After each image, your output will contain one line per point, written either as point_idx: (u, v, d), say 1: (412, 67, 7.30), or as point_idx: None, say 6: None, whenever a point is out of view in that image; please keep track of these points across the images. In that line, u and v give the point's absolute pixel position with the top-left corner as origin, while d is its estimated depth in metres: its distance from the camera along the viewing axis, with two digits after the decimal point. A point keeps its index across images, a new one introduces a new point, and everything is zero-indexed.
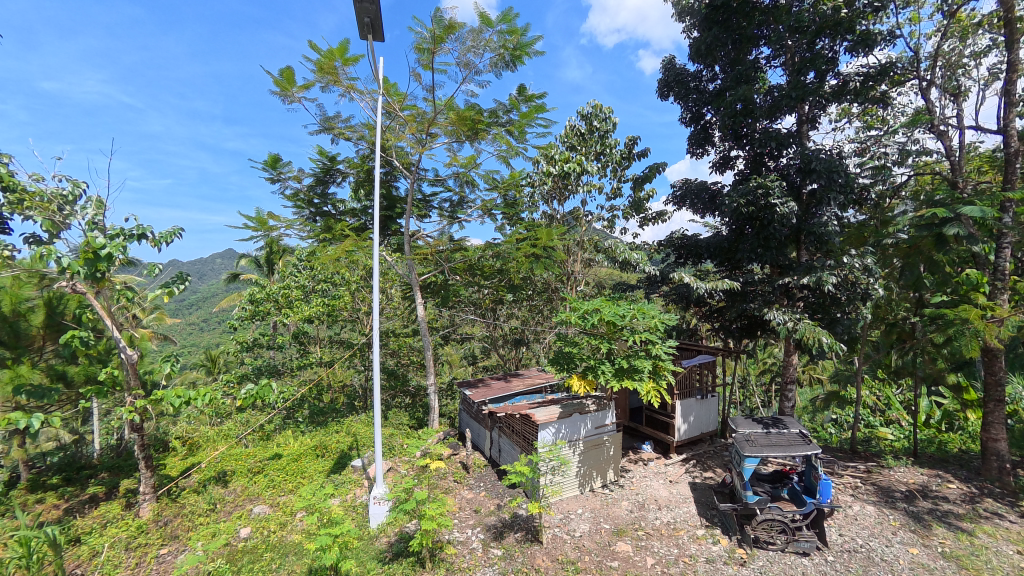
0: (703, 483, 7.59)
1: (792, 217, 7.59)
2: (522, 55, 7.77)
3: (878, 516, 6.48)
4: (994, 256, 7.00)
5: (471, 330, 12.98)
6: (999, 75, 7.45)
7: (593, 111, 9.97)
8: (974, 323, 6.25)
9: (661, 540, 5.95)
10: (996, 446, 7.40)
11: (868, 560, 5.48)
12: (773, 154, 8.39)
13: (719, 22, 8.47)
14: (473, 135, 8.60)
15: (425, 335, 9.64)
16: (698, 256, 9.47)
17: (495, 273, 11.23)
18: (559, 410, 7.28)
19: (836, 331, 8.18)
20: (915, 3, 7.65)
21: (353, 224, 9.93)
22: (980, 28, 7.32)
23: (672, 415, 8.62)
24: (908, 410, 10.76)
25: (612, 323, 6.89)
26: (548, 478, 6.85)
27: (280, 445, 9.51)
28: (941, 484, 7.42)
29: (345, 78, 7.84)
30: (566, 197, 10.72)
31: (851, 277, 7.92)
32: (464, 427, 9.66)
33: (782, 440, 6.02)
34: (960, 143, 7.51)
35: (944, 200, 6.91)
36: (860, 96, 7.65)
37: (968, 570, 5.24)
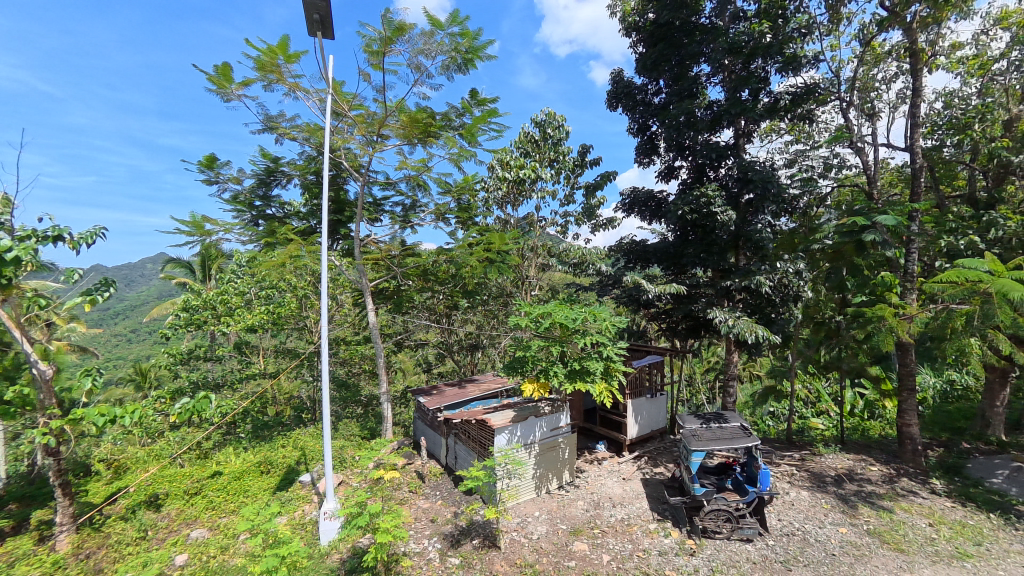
0: (654, 479, 7.86)
1: (732, 224, 8.09)
2: (475, 58, 7.77)
3: (812, 500, 7.00)
4: (903, 260, 7.86)
5: (425, 336, 12.72)
6: (905, 100, 8.40)
7: (547, 119, 10.14)
8: (889, 320, 6.92)
9: (616, 536, 6.10)
10: (910, 430, 8.23)
11: (804, 542, 5.90)
12: (714, 165, 8.92)
13: (664, 39, 8.92)
14: (424, 139, 8.47)
15: (377, 342, 9.28)
16: (646, 260, 9.87)
17: (450, 278, 10.83)
18: (515, 413, 7.32)
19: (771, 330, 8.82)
20: (836, 32, 8.45)
21: (299, 227, 9.49)
22: (890, 56, 8.21)
23: (625, 414, 8.91)
24: (836, 402, 11.72)
25: (565, 326, 6.97)
26: (504, 483, 6.85)
27: (220, 463, 8.89)
28: (865, 467, 8.15)
29: (290, 76, 7.53)
30: (521, 202, 10.77)
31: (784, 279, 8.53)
32: (419, 435, 9.47)
33: (726, 433, 6.34)
34: (875, 159, 8.34)
35: (862, 209, 7.61)
36: (788, 113, 8.30)
37: (889, 544, 5.78)
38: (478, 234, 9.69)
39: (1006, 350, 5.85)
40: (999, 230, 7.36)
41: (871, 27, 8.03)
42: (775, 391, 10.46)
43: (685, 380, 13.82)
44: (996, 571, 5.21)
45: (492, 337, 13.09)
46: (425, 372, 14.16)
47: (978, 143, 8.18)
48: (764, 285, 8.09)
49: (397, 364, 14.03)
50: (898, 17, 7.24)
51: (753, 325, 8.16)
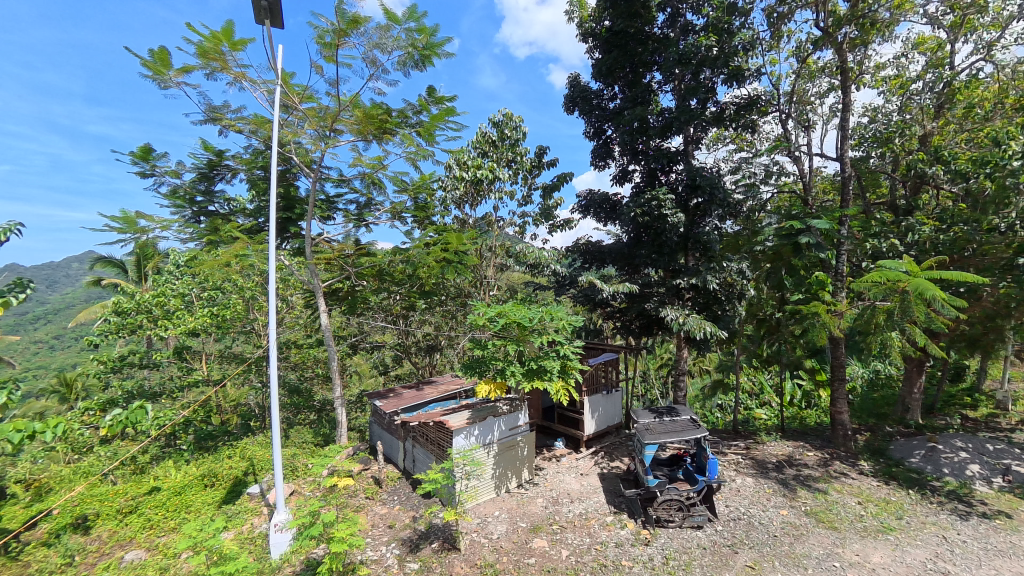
0: (611, 472, 8.08)
1: (681, 226, 8.46)
2: (432, 55, 7.66)
3: (756, 486, 7.46)
4: (834, 261, 8.54)
5: (382, 338, 12.36)
6: (836, 113, 9.12)
7: (504, 119, 10.17)
8: (822, 317, 7.50)
9: (575, 531, 6.22)
10: (841, 417, 8.95)
11: (749, 525, 6.28)
12: (665, 170, 9.30)
13: (619, 47, 9.16)
14: (380, 135, 8.22)
15: (330, 344, 8.93)
16: (601, 261, 10.12)
17: (406, 278, 10.60)
18: (473, 414, 7.29)
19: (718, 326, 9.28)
20: (776, 48, 9.04)
21: (245, 225, 8.98)
22: (823, 73, 8.89)
23: (581, 411, 9.12)
24: (776, 393, 12.54)
25: (522, 325, 6.99)
26: (463, 484, 6.81)
27: (158, 478, 8.25)
28: (803, 453, 8.78)
29: (235, 65, 7.11)
30: (479, 202, 10.71)
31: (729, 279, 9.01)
32: (375, 439, 9.23)
33: (677, 426, 6.62)
34: (810, 167, 9.00)
35: (799, 213, 8.19)
36: (733, 122, 8.79)
37: (824, 523, 6.26)
38: (436, 234, 9.56)
39: (920, 342, 6.50)
40: (916, 234, 8.15)
41: (807, 45, 8.66)
42: (722, 384, 11.05)
43: (640, 377, 14.30)
44: (913, 541, 5.78)
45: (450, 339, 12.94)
46: (382, 375, 13.78)
47: (898, 156, 9.02)
48: (710, 284, 8.52)
49: (352, 367, 13.55)
50: (831, 37, 7.84)
51: (701, 322, 8.56)
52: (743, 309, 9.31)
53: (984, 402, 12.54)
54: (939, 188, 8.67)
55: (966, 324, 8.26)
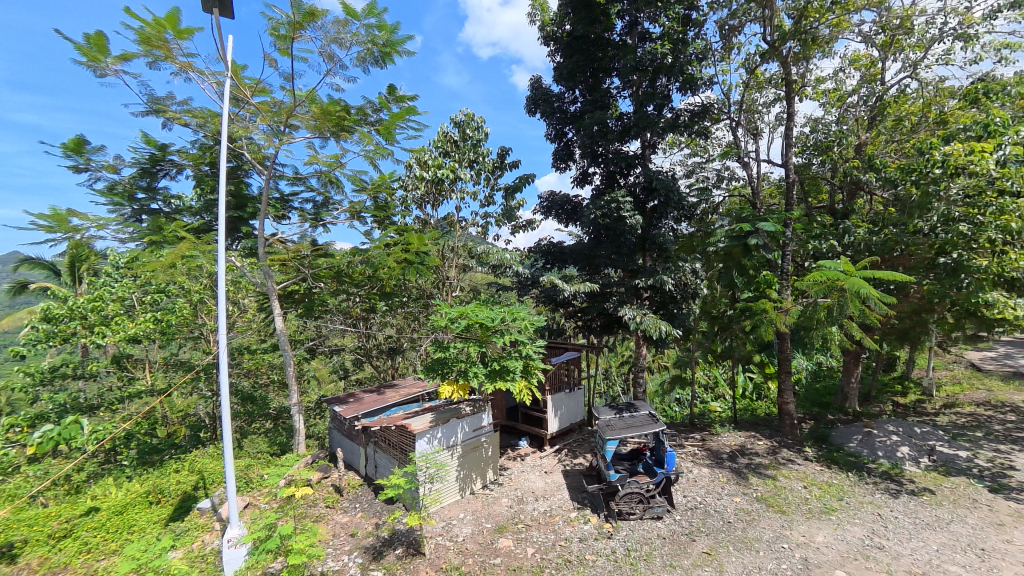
0: (574, 469, 8.22)
1: (639, 227, 8.74)
2: (393, 52, 7.51)
3: (711, 475, 7.81)
4: (780, 261, 9.07)
5: (342, 341, 11.98)
6: (780, 122, 9.72)
7: (466, 120, 10.14)
8: (769, 313, 7.96)
9: (539, 529, 6.28)
10: (788, 408, 9.53)
11: (706, 513, 6.56)
12: (623, 173, 9.57)
13: (579, 51, 9.33)
14: (337, 133, 7.97)
15: (286, 349, 8.56)
16: (562, 261, 10.24)
17: (367, 280, 10.32)
18: (436, 415, 7.22)
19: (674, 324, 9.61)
20: (727, 59, 9.51)
21: (192, 224, 8.48)
22: (769, 84, 9.46)
23: (544, 410, 9.22)
24: (730, 386, 13.17)
25: (485, 325, 6.96)
26: (427, 487, 6.72)
27: (96, 497, 7.62)
28: (754, 442, 9.29)
29: (181, 54, 6.70)
30: (441, 202, 10.60)
31: (684, 278, 9.37)
32: (335, 445, 8.96)
33: (637, 421, 6.83)
34: (757, 173, 9.54)
35: (748, 216, 8.65)
36: (688, 129, 9.16)
37: (773, 507, 6.64)
38: (397, 234, 9.39)
39: (856, 335, 7.01)
40: (852, 236, 8.81)
41: (755, 58, 9.18)
42: (680, 379, 11.49)
43: (602, 374, 14.62)
44: (852, 520, 6.24)
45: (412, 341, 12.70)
46: (342, 379, 13.34)
47: (836, 163, 9.72)
48: (666, 283, 8.85)
49: (308, 373, 13.04)
50: (777, 51, 8.32)
51: (658, 320, 8.86)
52: (697, 307, 9.70)
53: (911, 390, 13.72)
54: (872, 193, 9.39)
55: (896, 318, 9.01)
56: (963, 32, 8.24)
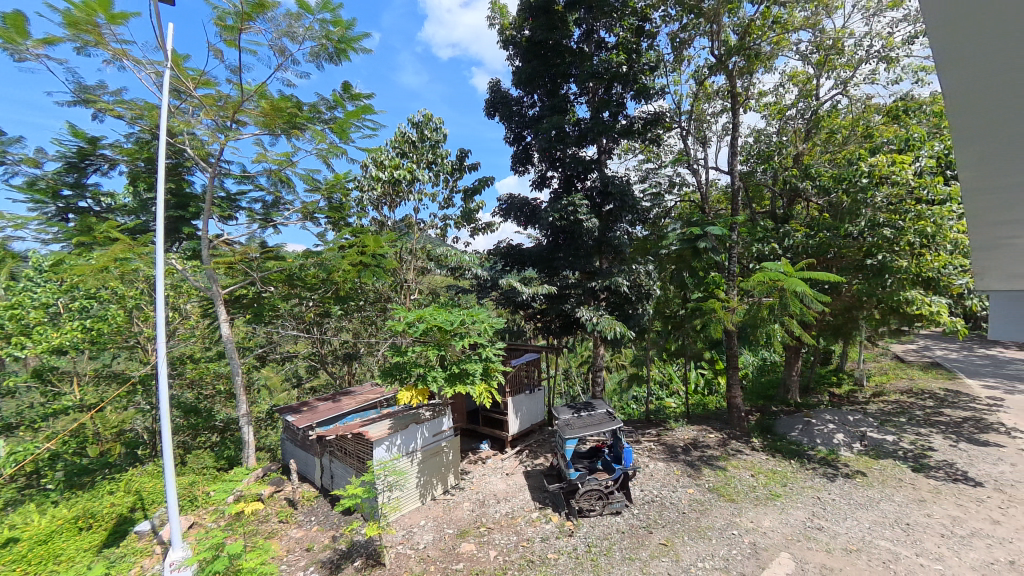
0: (534, 470, 8.29)
1: (595, 230, 8.97)
2: (348, 49, 7.29)
3: (667, 469, 8.11)
4: (727, 263, 9.61)
5: (295, 347, 11.47)
6: (727, 132, 10.30)
7: (424, 120, 10.02)
8: (717, 312, 8.40)
9: (502, 531, 6.28)
10: (736, 401, 10.07)
11: (662, 506, 6.81)
12: (580, 177, 9.79)
13: (538, 56, 9.46)
14: (289, 130, 7.63)
15: (234, 357, 8.09)
16: (521, 264, 10.31)
17: (321, 283, 9.95)
18: (394, 421, 7.06)
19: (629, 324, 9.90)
20: (678, 70, 9.96)
21: (126, 224, 7.85)
22: (717, 96, 10.01)
23: (505, 412, 9.25)
24: (683, 382, 13.76)
25: (443, 329, 6.88)
26: (386, 496, 6.55)
27: (13, 527, 6.86)
28: (706, 435, 9.75)
29: (113, 40, 6.19)
30: (398, 204, 10.39)
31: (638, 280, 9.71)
32: (288, 457, 8.56)
33: (595, 419, 6.99)
34: (705, 179, 10.05)
35: (698, 220, 9.09)
36: (641, 136, 9.51)
37: (724, 496, 7.00)
38: (353, 236, 9.11)
39: (795, 331, 7.53)
40: (792, 239, 9.47)
41: (703, 70, 9.68)
42: (636, 377, 11.88)
43: (562, 374, 14.85)
44: (795, 504, 6.68)
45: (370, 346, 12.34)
46: (295, 388, 12.76)
47: (776, 171, 10.42)
48: (621, 284, 9.14)
49: (259, 381, 12.40)
50: (723, 64, 8.83)
51: (614, 321, 9.12)
52: (651, 308, 10.05)
53: (845, 381, 14.90)
54: (809, 200, 10.13)
55: (831, 315, 9.76)
56: (886, 54, 9.07)
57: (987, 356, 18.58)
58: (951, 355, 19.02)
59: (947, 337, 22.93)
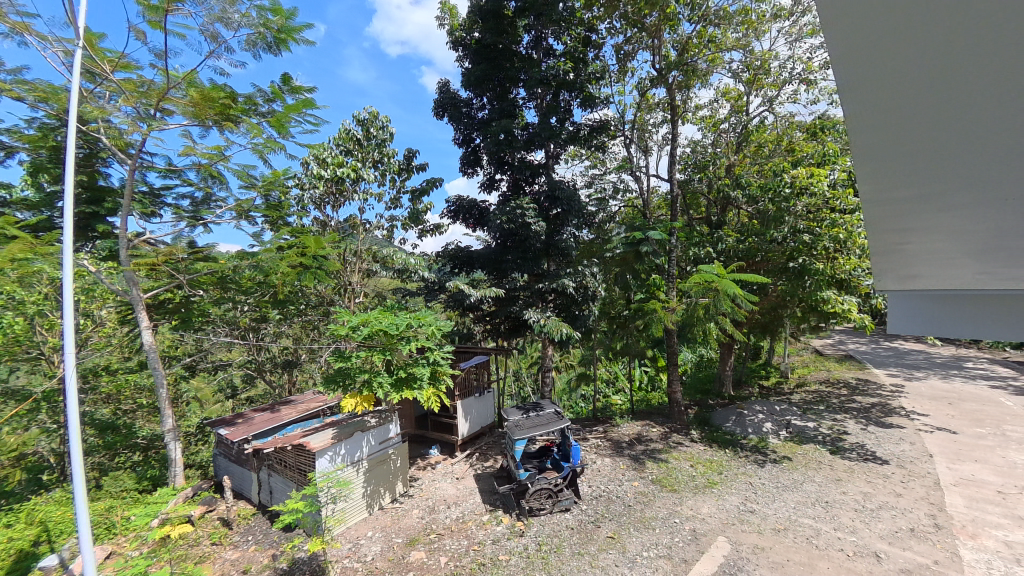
0: (485, 472, 8.27)
1: (542, 233, 9.14)
2: (289, 40, 6.93)
3: (613, 464, 8.41)
4: (667, 265, 10.16)
5: (229, 355, 10.67)
6: (667, 141, 10.89)
7: (370, 118, 9.73)
8: (657, 312, 8.86)
9: (452, 536, 6.21)
10: (676, 396, 10.64)
11: (609, 500, 7.05)
12: (529, 181, 9.95)
13: (488, 60, 9.50)
14: (221, 122, 7.11)
15: (157, 367, 7.38)
16: (470, 266, 10.25)
17: (258, 286, 9.34)
18: (338, 430, 6.76)
19: (576, 325, 10.09)
20: (622, 81, 10.40)
21: (24, 220, 6.93)
22: (658, 107, 10.56)
23: (454, 416, 9.17)
24: (628, 380, 14.34)
25: (388, 333, 6.67)
26: (330, 509, 6.25)
27: None
28: (649, 429, 10.22)
29: (11, 11, 5.45)
30: (342, 203, 9.98)
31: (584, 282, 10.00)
32: (221, 474, 7.96)
33: (543, 419, 7.10)
34: (647, 186, 10.57)
35: (641, 225, 9.52)
36: (587, 142, 9.83)
37: (666, 487, 7.37)
38: (293, 236, 8.64)
39: (728, 329, 8.10)
40: (725, 244, 10.18)
41: (645, 82, 10.19)
42: (585, 376, 12.22)
43: (513, 376, 14.96)
44: (730, 490, 7.17)
45: (313, 352, 11.73)
46: (228, 399, 11.86)
47: (711, 180, 11.17)
48: (568, 286, 9.39)
49: (186, 395, 10.95)
50: (664, 78, 9.34)
51: (560, 322, 9.32)
52: (596, 309, 10.36)
53: (772, 374, 16.20)
54: (739, 207, 10.94)
55: (760, 314, 10.59)
56: (806, 77, 10.02)
57: (891, 348, 20.94)
58: (861, 349, 21.25)
59: (857, 332, 25.64)
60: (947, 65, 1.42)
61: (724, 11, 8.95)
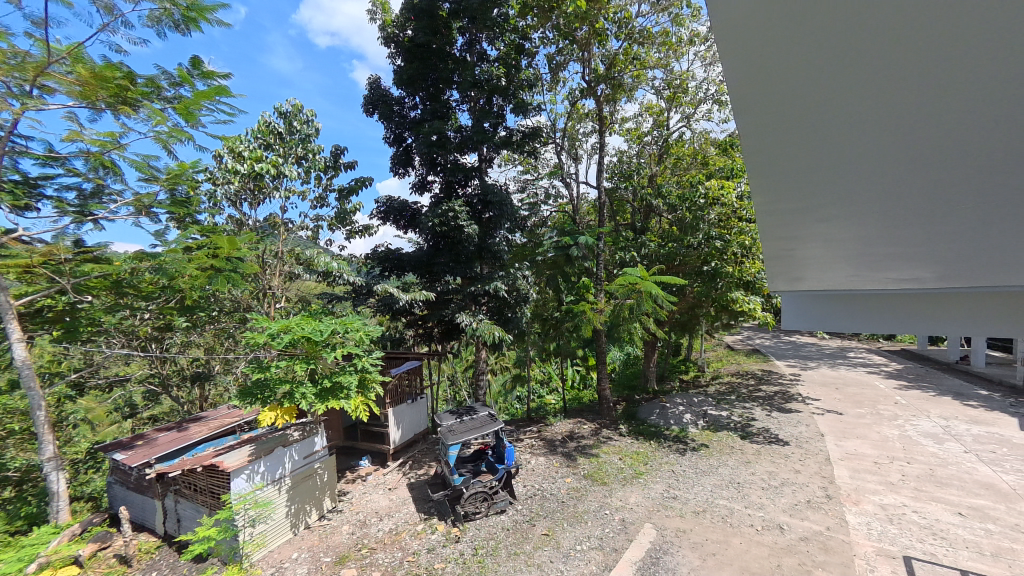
0: (419, 480, 8.08)
1: (475, 237, 9.17)
2: (199, 19, 6.28)
3: (547, 462, 8.62)
4: (595, 269, 10.65)
5: (124, 370, 9.44)
6: (595, 150, 11.43)
7: (293, 111, 9.13)
8: (585, 313, 9.27)
9: (385, 549, 5.98)
10: (605, 393, 11.17)
11: (544, 498, 7.21)
12: (462, 184, 9.91)
13: (421, 59, 9.33)
14: (115, 105, 6.26)
15: (31, 386, 6.32)
16: (401, 269, 9.97)
17: (161, 291, 8.36)
18: (256, 447, 6.24)
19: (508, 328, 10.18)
20: (554, 90, 10.74)
21: None
22: (587, 117, 11.04)
23: (385, 424, 8.87)
24: (560, 379, 14.78)
25: (311, 340, 6.24)
26: (248, 532, 5.74)
27: None
28: (581, 426, 10.62)
29: None
30: (261, 201, 9.25)
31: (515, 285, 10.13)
32: (118, 504, 7.03)
33: (477, 422, 7.09)
34: (576, 193, 10.99)
35: (572, 229, 9.89)
36: (519, 148, 10.00)
37: (597, 481, 7.69)
38: (204, 236, 7.84)
39: (651, 328, 8.66)
40: (648, 248, 10.88)
41: (576, 92, 10.61)
42: (519, 378, 12.41)
43: (448, 380, 14.79)
44: (654, 479, 7.65)
45: (227, 363, 10.74)
46: (123, 419, 10.47)
47: (635, 189, 11.90)
48: (499, 288, 9.48)
49: (70, 418, 9.05)
50: (593, 90, 9.79)
51: (492, 325, 9.38)
52: (528, 311, 10.47)
53: (690, 369, 17.56)
54: (660, 214, 11.76)
55: (680, 313, 11.44)
56: (718, 98, 11.02)
57: (789, 342, 23.62)
58: (764, 343, 23.73)
59: (761, 329, 28.60)
60: (808, 113, 1.79)
61: (647, 31, 9.57)
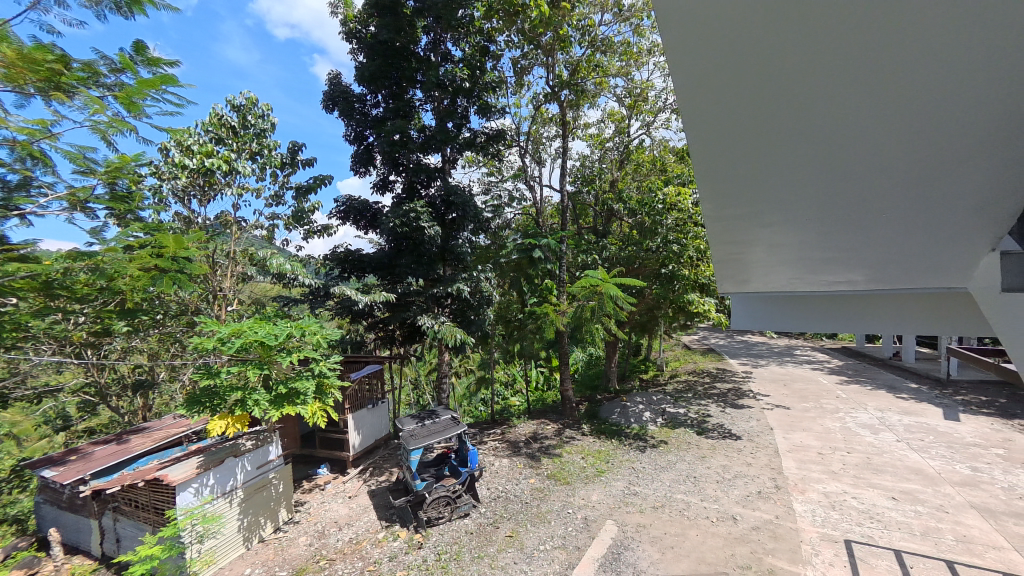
0: (380, 487, 7.89)
1: (438, 238, 9.09)
2: (143, 2, 5.88)
3: (511, 464, 8.64)
4: (558, 271, 10.82)
5: (53, 379, 8.68)
6: (558, 154, 11.61)
7: (247, 104, 8.72)
8: (548, 314, 9.40)
9: (345, 560, 5.80)
10: (568, 394, 11.35)
11: (508, 500, 7.22)
12: (424, 184, 9.78)
13: (383, 56, 9.02)
14: (45, 91, 5.73)
15: None
16: (361, 270, 9.71)
17: (98, 294, 7.77)
18: (205, 458, 5.90)
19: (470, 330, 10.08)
20: (519, 93, 10.82)
21: None
22: (551, 121, 11.20)
23: (344, 431, 8.62)
24: (525, 381, 14.87)
25: (265, 344, 5.95)
26: (196, 549, 5.42)
27: None
28: (544, 427, 10.74)
29: None
30: (211, 198, 8.76)
31: (478, 287, 10.12)
32: (47, 525, 6.45)
33: (439, 426, 7.02)
34: (541, 195, 11.11)
35: (536, 232, 9.99)
36: (483, 149, 9.98)
37: (560, 481, 7.78)
38: (147, 234, 7.34)
39: (612, 329, 8.89)
40: (609, 251, 11.17)
41: (540, 96, 10.74)
42: (483, 379, 12.39)
43: (411, 383, 14.56)
44: (616, 476, 7.84)
45: (172, 370, 10.10)
46: (52, 433, 9.62)
47: (597, 193, 12.19)
48: (462, 289, 9.45)
49: None
50: (557, 95, 9.95)
51: (454, 328, 9.32)
52: (491, 313, 10.41)
53: (650, 368, 18.13)
54: (621, 218, 12.09)
55: (639, 314, 11.79)
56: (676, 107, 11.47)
57: (741, 341, 24.85)
58: (719, 343, 24.84)
59: (716, 328, 29.91)
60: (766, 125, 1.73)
61: (609, 40, 9.84)
